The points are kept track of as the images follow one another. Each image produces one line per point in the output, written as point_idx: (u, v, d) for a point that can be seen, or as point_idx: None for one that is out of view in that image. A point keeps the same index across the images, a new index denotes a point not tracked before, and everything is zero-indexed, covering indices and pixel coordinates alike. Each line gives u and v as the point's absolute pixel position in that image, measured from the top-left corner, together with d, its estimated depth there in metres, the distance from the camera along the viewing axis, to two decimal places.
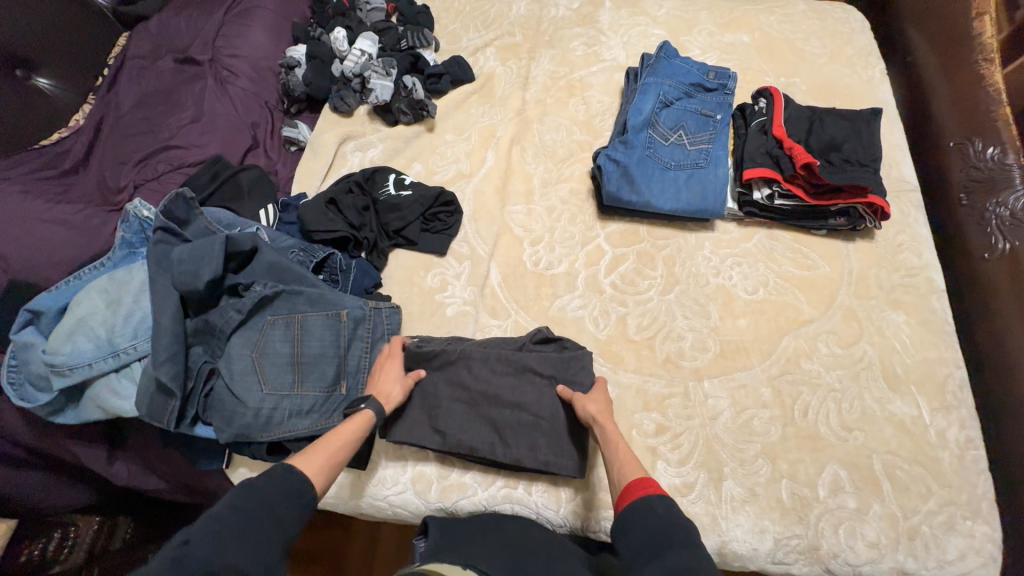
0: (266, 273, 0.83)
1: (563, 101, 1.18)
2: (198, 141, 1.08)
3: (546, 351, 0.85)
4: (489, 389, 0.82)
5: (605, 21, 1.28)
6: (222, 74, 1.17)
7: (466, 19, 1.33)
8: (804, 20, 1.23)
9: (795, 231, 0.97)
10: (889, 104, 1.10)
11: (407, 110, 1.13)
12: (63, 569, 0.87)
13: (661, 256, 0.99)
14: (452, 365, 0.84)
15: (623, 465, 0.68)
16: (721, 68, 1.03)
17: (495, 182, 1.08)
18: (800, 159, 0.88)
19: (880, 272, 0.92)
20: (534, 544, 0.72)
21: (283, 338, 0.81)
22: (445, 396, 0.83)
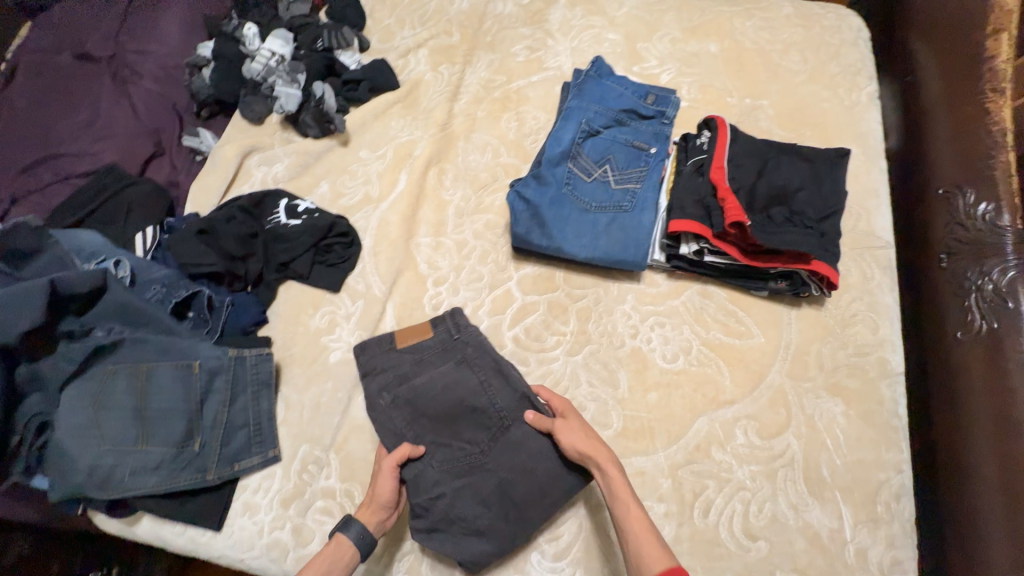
0: (113, 316, 0.76)
1: (494, 116, 1.05)
2: (91, 149, 1.01)
3: (492, 420, 0.77)
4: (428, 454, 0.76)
5: (555, 20, 1.13)
6: (123, 73, 1.08)
7: (403, 14, 1.19)
8: (786, 27, 1.05)
9: (730, 289, 0.84)
10: (869, 137, 0.93)
11: (314, 123, 1.02)
12: None
13: (576, 308, 0.87)
14: (396, 411, 0.79)
15: (640, 543, 0.60)
16: (662, 91, 0.90)
17: (403, 210, 0.97)
18: (731, 215, 0.74)
19: (824, 348, 0.79)
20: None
21: (127, 390, 0.73)
22: (391, 432, 0.79)
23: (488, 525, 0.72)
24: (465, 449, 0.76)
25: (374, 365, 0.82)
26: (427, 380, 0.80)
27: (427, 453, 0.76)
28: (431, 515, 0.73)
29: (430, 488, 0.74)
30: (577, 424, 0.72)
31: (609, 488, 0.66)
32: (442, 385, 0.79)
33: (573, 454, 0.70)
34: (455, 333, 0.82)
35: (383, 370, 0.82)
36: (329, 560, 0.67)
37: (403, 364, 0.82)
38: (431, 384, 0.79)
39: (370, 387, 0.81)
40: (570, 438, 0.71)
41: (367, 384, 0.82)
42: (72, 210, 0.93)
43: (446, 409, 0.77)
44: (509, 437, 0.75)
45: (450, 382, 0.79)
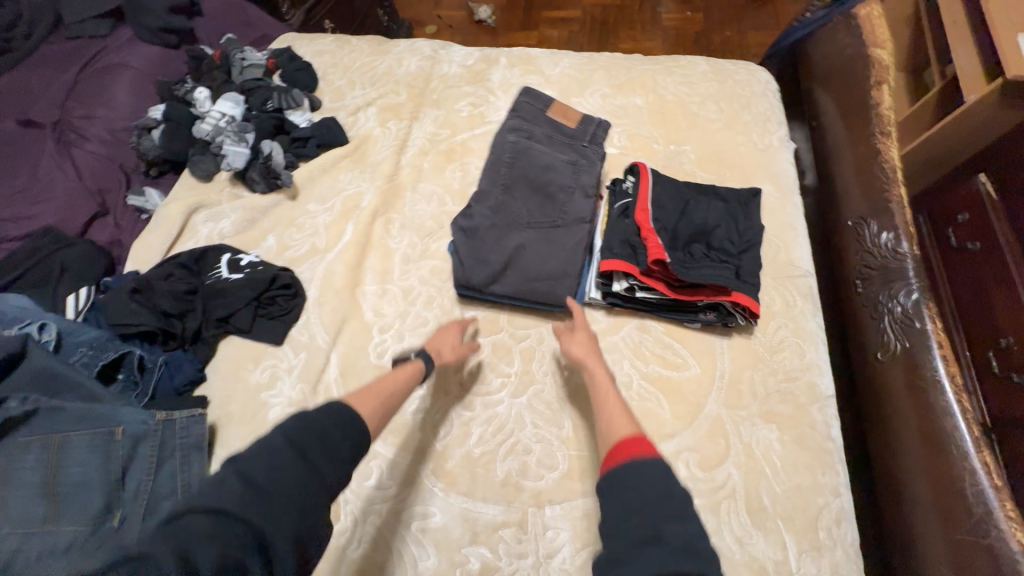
0: (30, 384, 0.73)
1: (439, 167, 1.10)
2: (27, 212, 1.00)
3: (553, 229, 0.84)
4: (515, 179, 0.86)
5: (496, 79, 1.22)
6: (68, 137, 1.09)
7: (354, 76, 1.26)
8: (703, 82, 1.16)
9: (668, 322, 0.87)
10: (782, 177, 1.02)
11: (261, 179, 1.05)
12: None
13: (519, 348, 0.88)
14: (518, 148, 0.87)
15: (612, 424, 0.66)
16: None
17: (349, 259, 0.98)
18: (653, 253, 0.78)
19: (756, 375, 0.81)
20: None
21: (36, 465, 0.68)
22: (502, 149, 0.88)
23: (498, 273, 0.83)
24: (531, 217, 0.85)
25: (523, 104, 0.91)
26: (545, 153, 0.87)
27: (510, 198, 0.85)
28: (484, 207, 0.85)
29: (483, 216, 0.85)
30: (584, 335, 0.81)
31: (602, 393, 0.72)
32: (555, 154, 0.87)
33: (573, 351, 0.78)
34: (588, 138, 0.89)
35: (526, 121, 0.89)
36: (410, 373, 0.74)
37: (539, 131, 0.88)
38: (546, 155, 0.86)
39: (507, 121, 0.90)
40: (579, 346, 0.79)
41: (507, 123, 0.89)
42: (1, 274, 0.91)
43: (547, 172, 0.85)
44: (556, 236, 0.84)
45: (552, 164, 0.86)
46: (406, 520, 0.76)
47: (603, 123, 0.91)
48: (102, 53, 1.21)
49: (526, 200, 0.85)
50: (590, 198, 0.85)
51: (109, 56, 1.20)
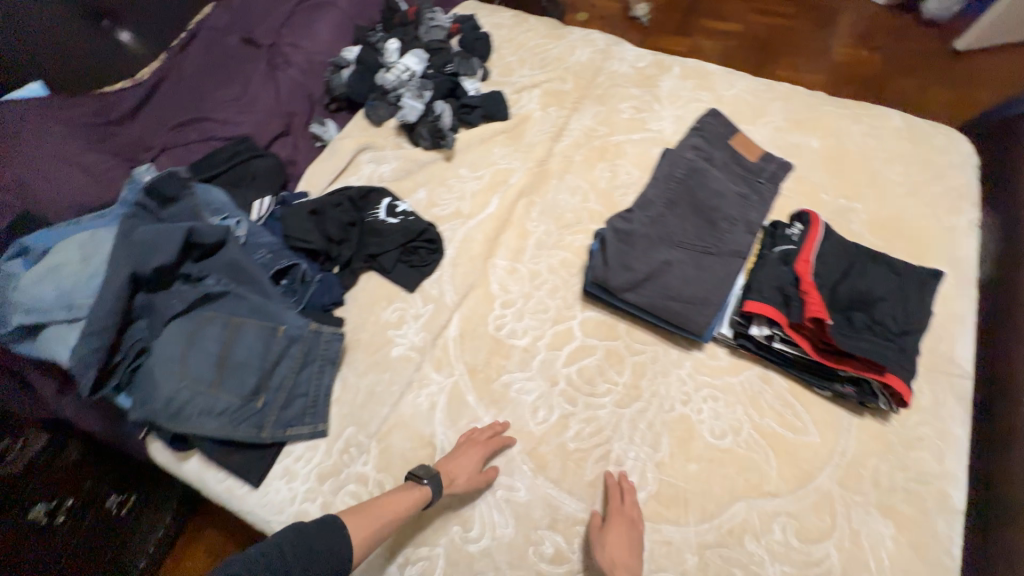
0: (222, 269, 0.84)
1: (590, 162, 1.11)
2: (233, 119, 1.14)
3: (705, 256, 0.83)
4: (681, 197, 0.85)
5: (665, 87, 1.20)
6: (276, 60, 1.23)
7: (525, 54, 1.30)
8: (892, 139, 1.07)
9: (794, 381, 0.84)
10: (964, 263, 0.92)
11: (428, 136, 1.12)
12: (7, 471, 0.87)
13: (632, 361, 0.89)
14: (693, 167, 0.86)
15: None
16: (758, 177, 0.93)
17: (488, 231, 1.03)
18: (811, 309, 0.74)
19: (881, 465, 0.76)
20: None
21: (216, 337, 0.80)
22: (676, 164, 0.87)
23: (637, 283, 0.84)
24: (686, 238, 0.84)
25: (707, 125, 0.89)
26: (719, 179, 0.85)
27: (671, 214, 0.85)
28: (641, 216, 0.86)
29: (639, 225, 0.85)
30: (621, 530, 0.72)
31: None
32: (730, 182, 0.84)
33: (603, 562, 0.69)
34: (768, 175, 0.85)
35: (707, 142, 0.87)
36: (414, 499, 0.73)
37: (719, 157, 0.86)
38: (719, 182, 0.85)
39: (687, 137, 0.89)
40: (613, 546, 0.71)
41: (688, 139, 0.88)
42: (208, 167, 1.05)
43: (716, 199, 0.84)
44: (706, 264, 0.83)
45: (723, 191, 0.84)
46: (493, 487, 0.81)
47: (786, 162, 0.87)
48: None
49: (686, 220, 0.84)
50: (752, 235, 0.83)
51: None
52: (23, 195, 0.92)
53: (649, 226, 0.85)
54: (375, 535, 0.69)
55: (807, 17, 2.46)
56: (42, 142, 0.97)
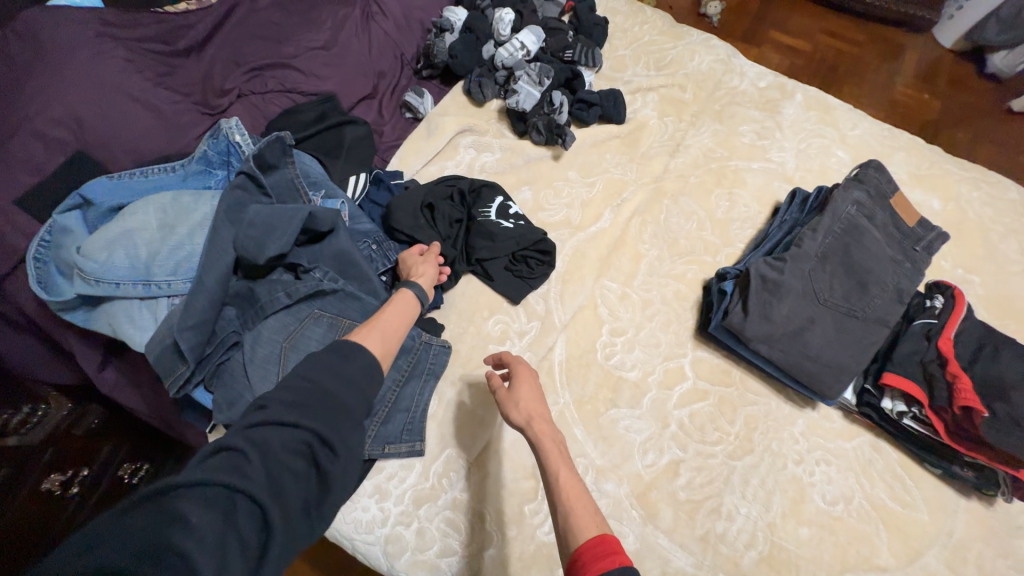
0: (331, 262, 0.74)
1: (707, 186, 1.03)
2: (319, 72, 0.99)
3: (849, 321, 0.79)
4: (834, 253, 0.80)
5: (788, 115, 1.12)
6: (370, 9, 1.07)
7: (640, 50, 1.18)
8: (1010, 212, 1.04)
9: (904, 454, 0.83)
10: None
11: (543, 129, 1.01)
12: (22, 443, 0.73)
13: (746, 412, 0.85)
14: (851, 224, 0.81)
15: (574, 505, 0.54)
16: None
17: (599, 248, 0.95)
18: (962, 397, 0.72)
19: (986, 550, 0.77)
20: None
21: (321, 340, 0.70)
22: (836, 217, 0.81)
23: (775, 337, 0.79)
24: (834, 298, 0.79)
25: (869, 178, 0.83)
26: (877, 241, 0.80)
27: (822, 269, 0.80)
28: (792, 266, 0.80)
29: (788, 275, 0.79)
30: (526, 384, 0.68)
31: (557, 449, 0.60)
32: (889, 248, 0.80)
33: (520, 419, 0.64)
34: (926, 244, 0.81)
35: (868, 199, 0.82)
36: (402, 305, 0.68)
37: (877, 217, 0.81)
38: (877, 244, 0.80)
39: (847, 187, 0.83)
40: (528, 403, 0.66)
41: (848, 192, 0.82)
42: (293, 127, 0.90)
43: (871, 263, 0.79)
44: (848, 329, 0.79)
45: (879, 256, 0.80)
46: None
47: (944, 233, 0.83)
48: None
49: (836, 279, 0.80)
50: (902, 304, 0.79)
51: None
52: (76, 131, 0.76)
53: (797, 279, 0.80)
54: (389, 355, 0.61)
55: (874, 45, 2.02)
56: (100, 67, 0.80)
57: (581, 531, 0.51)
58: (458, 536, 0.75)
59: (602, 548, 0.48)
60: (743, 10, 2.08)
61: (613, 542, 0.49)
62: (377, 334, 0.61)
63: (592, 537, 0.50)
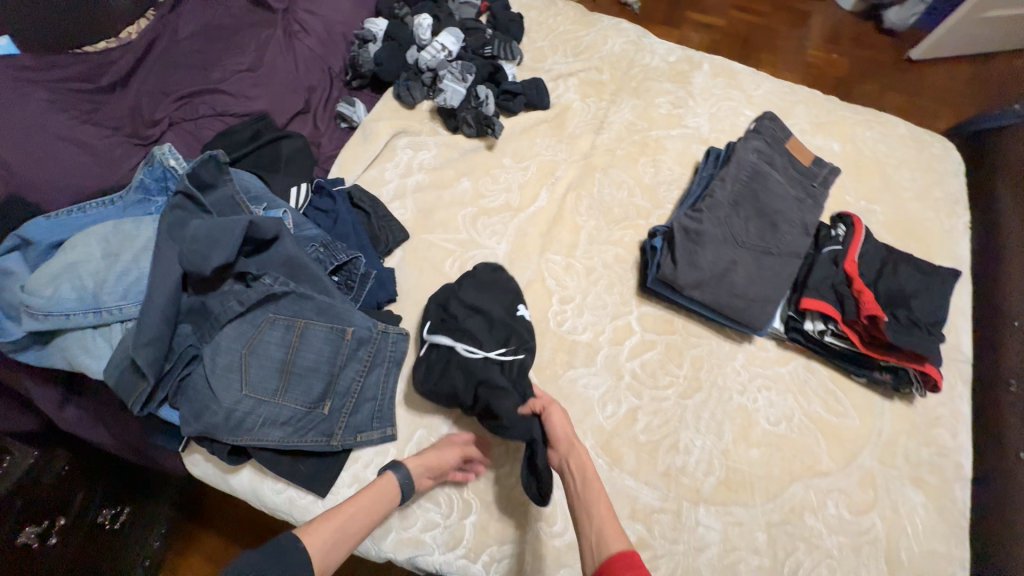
0: (279, 267, 0.76)
1: (632, 157, 1.11)
2: (248, 93, 1.02)
3: (765, 257, 0.87)
4: (745, 198, 0.88)
5: (698, 84, 1.22)
6: (291, 28, 1.10)
7: (557, 40, 1.25)
8: (900, 146, 1.17)
9: (834, 370, 0.91)
10: (963, 262, 1.04)
11: (472, 122, 1.07)
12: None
13: (690, 355, 0.93)
14: (754, 170, 0.89)
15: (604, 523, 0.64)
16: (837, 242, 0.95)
17: (540, 225, 1.02)
18: (867, 308, 0.81)
19: (910, 442, 0.87)
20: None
21: (279, 342, 0.74)
22: (741, 165, 0.89)
23: (702, 282, 0.87)
24: (750, 238, 0.87)
25: (766, 127, 0.92)
26: (779, 182, 0.89)
27: (735, 214, 0.88)
28: (708, 214, 0.88)
29: (706, 222, 0.87)
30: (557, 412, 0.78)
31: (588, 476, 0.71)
32: (789, 186, 0.89)
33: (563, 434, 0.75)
34: (821, 180, 0.91)
35: (766, 146, 0.91)
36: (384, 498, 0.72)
37: (776, 161, 0.91)
38: (780, 185, 0.89)
39: (747, 138, 0.92)
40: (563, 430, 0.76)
41: (748, 141, 0.91)
42: (228, 149, 0.94)
43: (776, 202, 0.88)
44: (766, 264, 0.87)
45: (783, 195, 0.88)
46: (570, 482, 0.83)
47: (836, 168, 0.92)
48: None
49: (748, 221, 0.88)
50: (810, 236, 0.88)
51: None
52: (6, 177, 0.78)
53: (714, 225, 0.87)
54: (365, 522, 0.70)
55: (783, 14, 2.19)
56: (23, 112, 0.81)
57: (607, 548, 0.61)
58: (439, 509, 0.80)
59: (623, 562, 0.58)
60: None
61: (635, 557, 0.59)
62: (332, 534, 0.66)
63: (619, 549, 0.60)
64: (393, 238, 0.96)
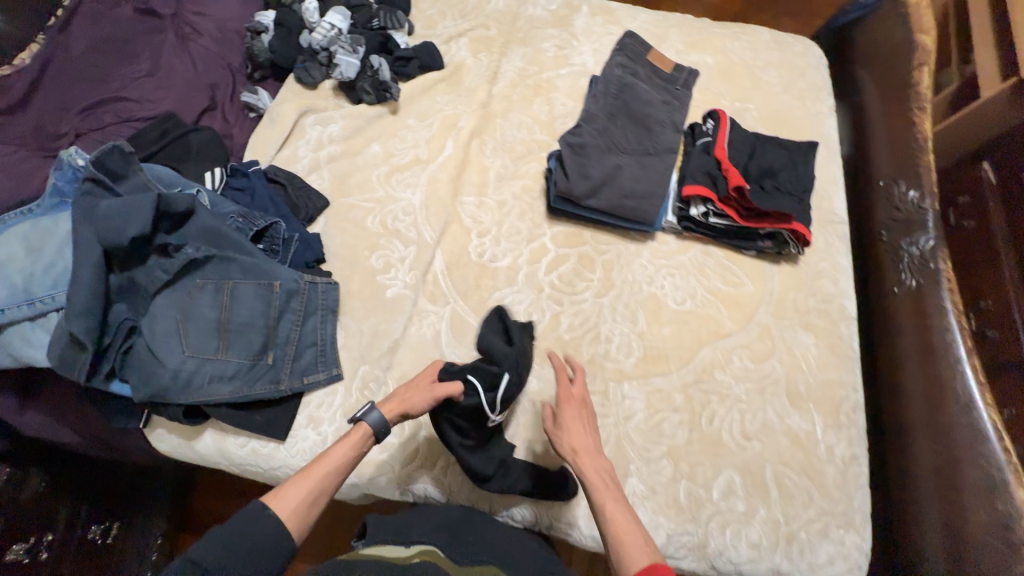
0: (200, 238, 0.83)
1: (528, 99, 1.20)
2: (151, 96, 1.06)
3: (647, 154, 0.98)
4: (618, 106, 1.00)
5: (579, 25, 1.31)
6: (183, 30, 1.16)
7: (444, 6, 1.33)
8: (765, 50, 1.29)
9: (727, 249, 1.02)
10: (830, 139, 1.17)
11: (371, 90, 1.14)
12: None
13: (601, 260, 1.02)
14: (622, 81, 1.02)
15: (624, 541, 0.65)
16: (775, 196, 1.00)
17: (450, 171, 1.10)
18: (733, 182, 0.94)
19: (798, 296, 0.99)
20: (476, 527, 0.79)
21: (212, 303, 0.81)
22: (611, 79, 1.02)
23: (595, 188, 0.97)
24: (629, 140, 0.99)
25: (628, 45, 1.05)
26: (645, 88, 1.02)
27: (613, 122, 1.00)
28: (589, 126, 0.99)
29: (587, 133, 0.98)
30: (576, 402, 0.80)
31: (603, 483, 0.71)
32: (655, 90, 1.01)
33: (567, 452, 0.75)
34: (683, 81, 1.04)
35: (630, 61, 1.04)
36: (350, 447, 0.74)
37: (641, 72, 1.03)
38: (647, 91, 1.01)
39: (613, 58, 1.05)
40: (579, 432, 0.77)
41: (614, 60, 1.04)
42: (138, 148, 0.99)
43: (646, 104, 1.00)
44: (649, 159, 0.98)
45: (651, 98, 1.01)
46: None
47: (695, 70, 1.06)
48: None
49: (625, 126, 0.99)
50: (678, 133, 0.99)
51: None
52: None
53: (596, 134, 0.98)
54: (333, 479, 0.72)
55: None
56: None
57: (632, 560, 0.63)
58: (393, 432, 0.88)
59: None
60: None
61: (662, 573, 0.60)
62: (299, 489, 0.69)
63: (646, 564, 0.61)
64: (313, 206, 1.02)
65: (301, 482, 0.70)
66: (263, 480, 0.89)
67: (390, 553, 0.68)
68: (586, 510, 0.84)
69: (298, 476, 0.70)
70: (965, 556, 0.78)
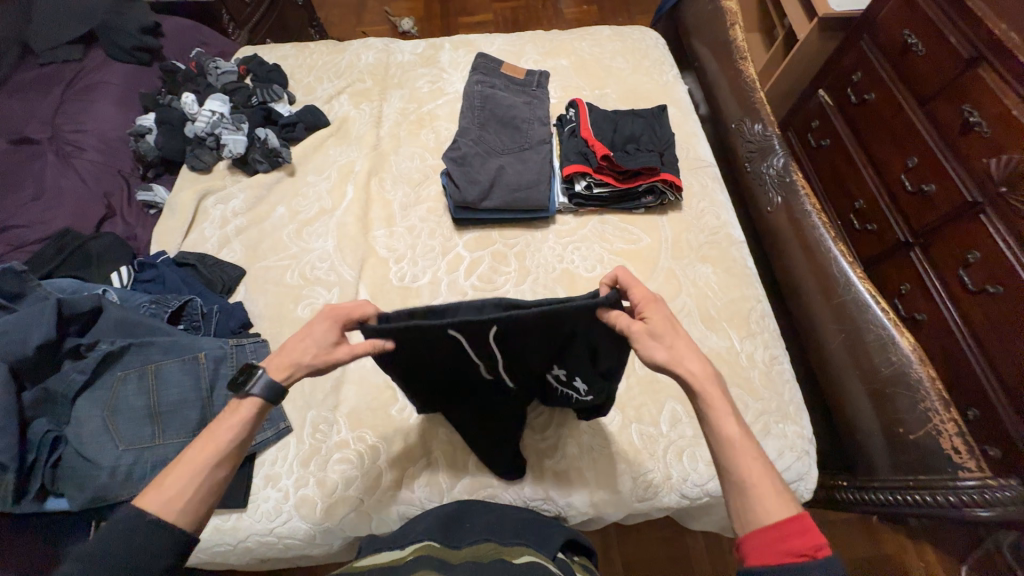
0: (114, 330, 0.86)
1: (414, 133, 1.30)
2: (42, 218, 1.08)
3: (523, 149, 1.12)
4: (486, 116, 1.16)
5: (445, 60, 1.45)
6: (64, 149, 1.20)
7: (319, 72, 1.43)
8: (609, 43, 1.47)
9: (621, 213, 1.13)
10: (682, 101, 1.33)
11: (263, 159, 1.20)
12: None
13: (513, 253, 1.09)
14: (484, 95, 1.18)
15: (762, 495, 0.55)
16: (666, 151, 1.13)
17: (355, 212, 1.15)
18: (600, 152, 1.08)
19: (690, 236, 1.10)
20: (465, 514, 0.78)
21: (137, 391, 0.81)
22: (473, 96, 1.18)
23: (486, 191, 1.06)
24: (505, 142, 1.13)
25: (481, 66, 1.24)
26: (505, 97, 1.19)
27: (485, 130, 1.14)
28: (465, 137, 1.12)
29: (466, 142, 1.11)
30: (663, 316, 0.66)
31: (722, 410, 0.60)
32: (513, 97, 1.18)
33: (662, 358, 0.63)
34: (535, 85, 1.22)
35: (487, 79, 1.22)
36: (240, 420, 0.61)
37: (498, 85, 1.21)
38: (506, 98, 1.19)
39: (471, 79, 1.22)
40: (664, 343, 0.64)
41: (471, 79, 1.21)
42: (33, 268, 0.98)
43: (510, 109, 1.17)
44: (527, 154, 1.12)
45: (512, 104, 1.17)
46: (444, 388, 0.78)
47: (543, 74, 1.26)
48: (78, 74, 1.33)
49: (498, 132, 1.14)
50: (545, 126, 1.16)
51: (87, 76, 1.33)
52: None
53: (473, 142, 1.12)
54: (218, 459, 0.59)
55: None
56: None
57: (766, 510, 0.54)
58: (354, 464, 0.87)
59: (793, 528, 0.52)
60: (429, 16, 2.45)
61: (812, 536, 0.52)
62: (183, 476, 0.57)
63: (786, 514, 0.54)
64: (229, 277, 1.04)
65: (181, 471, 0.57)
66: (236, 559, 0.86)
67: (386, 559, 0.65)
68: (555, 480, 0.86)
69: (170, 469, 0.57)
70: (890, 412, 0.86)
